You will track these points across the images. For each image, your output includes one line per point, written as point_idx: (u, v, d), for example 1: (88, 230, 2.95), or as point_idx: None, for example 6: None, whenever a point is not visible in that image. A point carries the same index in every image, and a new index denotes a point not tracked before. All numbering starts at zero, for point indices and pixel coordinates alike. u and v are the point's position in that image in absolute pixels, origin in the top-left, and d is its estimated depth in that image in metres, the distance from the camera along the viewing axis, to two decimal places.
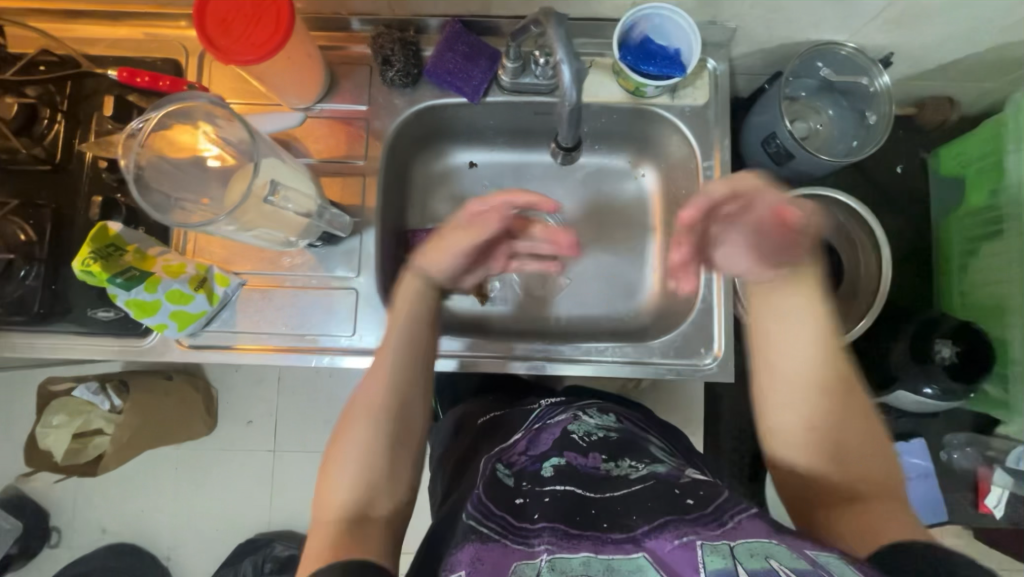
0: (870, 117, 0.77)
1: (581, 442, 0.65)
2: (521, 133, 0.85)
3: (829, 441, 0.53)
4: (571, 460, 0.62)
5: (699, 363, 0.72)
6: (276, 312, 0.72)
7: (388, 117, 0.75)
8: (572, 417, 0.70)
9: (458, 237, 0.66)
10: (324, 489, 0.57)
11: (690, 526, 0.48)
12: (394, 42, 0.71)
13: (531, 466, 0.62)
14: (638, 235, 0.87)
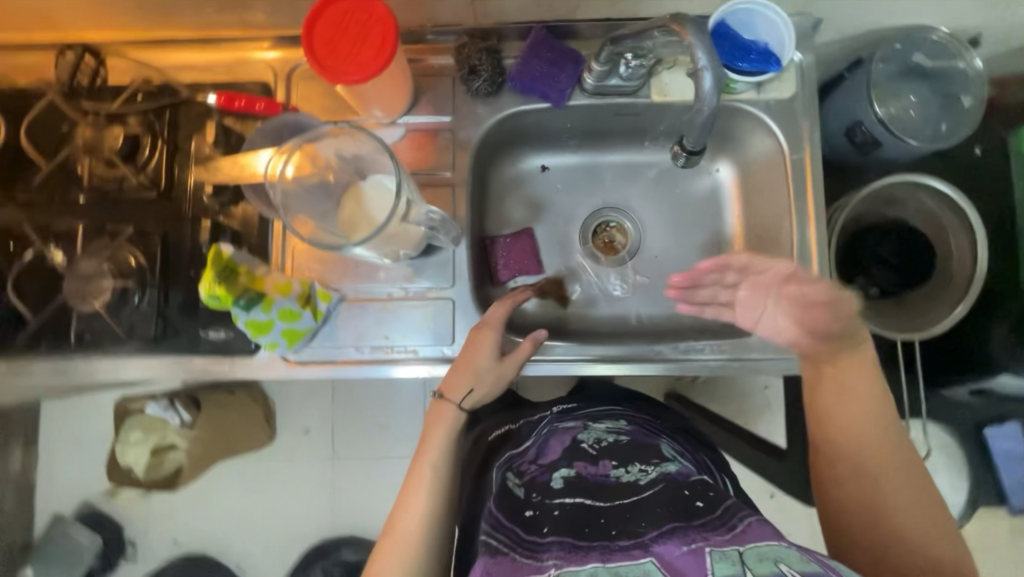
0: (964, 101, 0.77)
1: (591, 450, 0.66)
2: (596, 135, 0.86)
3: (865, 482, 0.58)
4: (581, 470, 0.62)
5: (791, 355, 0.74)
6: (375, 325, 0.74)
7: (473, 126, 0.76)
8: (581, 426, 0.71)
9: (489, 382, 0.69)
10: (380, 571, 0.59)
11: (699, 532, 0.50)
12: (481, 52, 0.72)
13: (541, 476, 0.63)
14: (718, 230, 0.86)
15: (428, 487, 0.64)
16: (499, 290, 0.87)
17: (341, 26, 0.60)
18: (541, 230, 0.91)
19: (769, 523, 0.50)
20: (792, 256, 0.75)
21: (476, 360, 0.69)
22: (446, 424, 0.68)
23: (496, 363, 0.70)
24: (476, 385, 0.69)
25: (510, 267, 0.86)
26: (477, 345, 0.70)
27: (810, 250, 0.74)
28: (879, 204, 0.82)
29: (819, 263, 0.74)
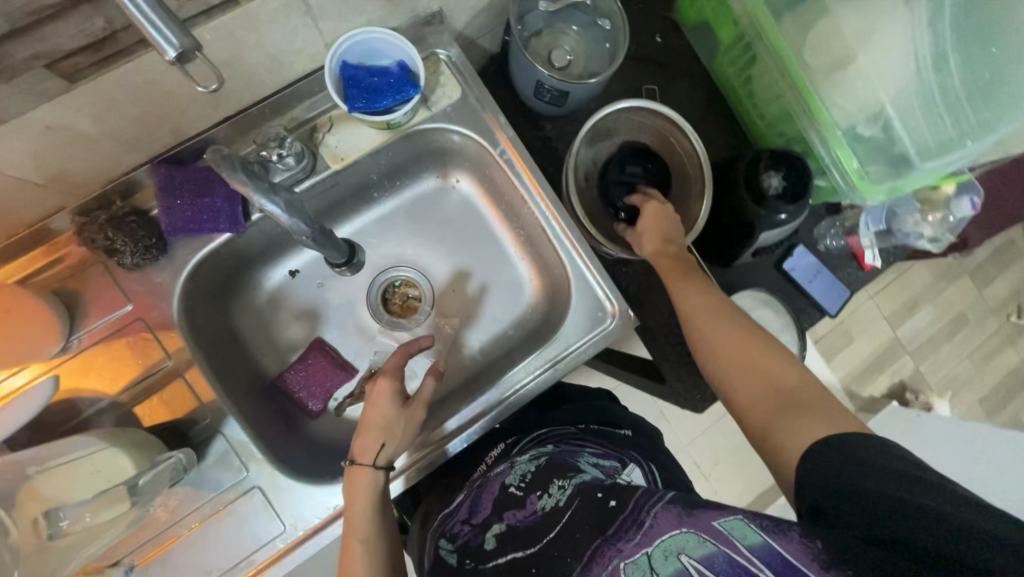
0: (604, 24, 0.78)
1: (519, 491, 0.59)
2: (318, 217, 0.76)
3: (709, 345, 0.62)
4: (510, 521, 0.57)
5: (602, 327, 0.72)
6: (188, 567, 0.61)
7: (164, 298, 0.63)
8: (509, 466, 0.65)
9: (402, 431, 0.64)
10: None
11: (613, 545, 0.46)
12: (104, 229, 0.59)
13: (474, 539, 0.58)
14: (491, 237, 0.84)
15: None
16: (321, 421, 0.77)
17: None
18: (331, 333, 0.81)
19: (671, 505, 0.47)
20: (551, 237, 0.74)
21: (378, 417, 0.63)
22: (359, 524, 0.60)
23: (402, 409, 0.64)
24: (392, 439, 0.63)
25: (316, 393, 0.76)
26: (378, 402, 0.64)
27: (561, 226, 0.73)
28: (603, 138, 0.84)
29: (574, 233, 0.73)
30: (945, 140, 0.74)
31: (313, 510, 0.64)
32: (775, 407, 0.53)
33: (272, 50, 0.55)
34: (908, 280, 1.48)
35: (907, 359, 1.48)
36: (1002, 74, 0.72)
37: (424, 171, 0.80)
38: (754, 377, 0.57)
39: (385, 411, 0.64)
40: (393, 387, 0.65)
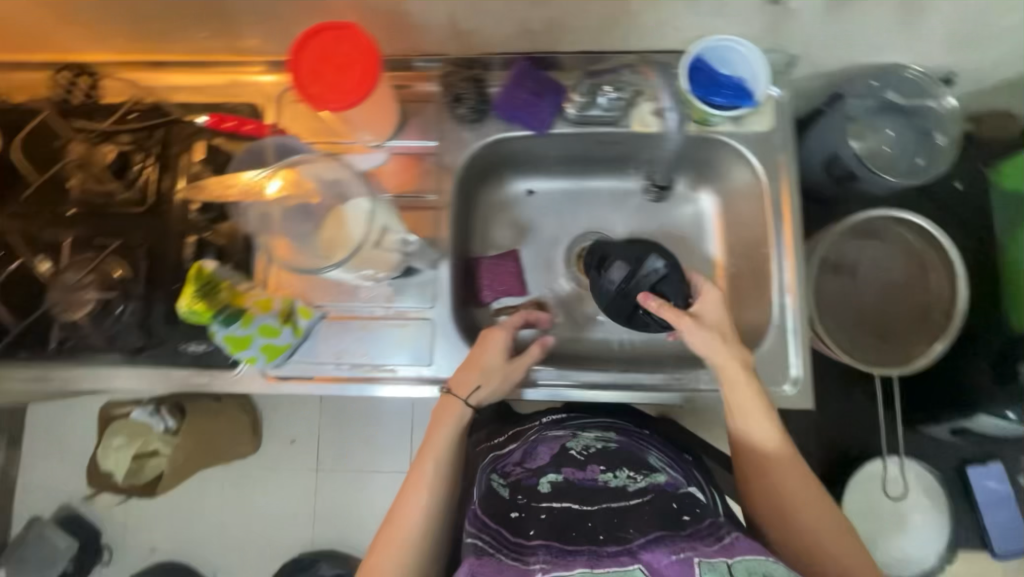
0: (939, 139, 0.78)
1: (579, 456, 0.70)
2: (582, 161, 0.87)
3: (782, 506, 0.61)
4: (568, 476, 0.67)
5: (777, 390, 0.71)
6: (356, 343, 0.74)
7: (458, 151, 0.78)
8: (570, 434, 0.75)
9: (497, 379, 0.71)
10: (386, 545, 0.61)
11: (688, 541, 0.53)
12: (465, 81, 0.74)
13: (530, 478, 0.68)
14: (700, 259, 0.87)
15: (423, 500, 0.64)
16: (481, 312, 0.87)
17: (328, 50, 0.62)
18: (526, 252, 0.91)
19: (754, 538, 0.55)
20: (773, 287, 0.74)
21: (484, 360, 0.71)
22: (446, 425, 0.68)
23: (504, 363, 0.72)
24: (490, 386, 0.71)
25: (494, 288, 0.87)
26: (485, 350, 0.73)
27: (791, 281, 0.73)
28: (860, 236, 0.83)
29: (800, 298, 0.72)
30: None
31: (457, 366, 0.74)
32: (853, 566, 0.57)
33: (664, 18, 0.66)
34: None
35: None
36: None
37: (682, 174, 0.86)
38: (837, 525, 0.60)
39: (496, 365, 0.71)
40: (502, 344, 0.73)
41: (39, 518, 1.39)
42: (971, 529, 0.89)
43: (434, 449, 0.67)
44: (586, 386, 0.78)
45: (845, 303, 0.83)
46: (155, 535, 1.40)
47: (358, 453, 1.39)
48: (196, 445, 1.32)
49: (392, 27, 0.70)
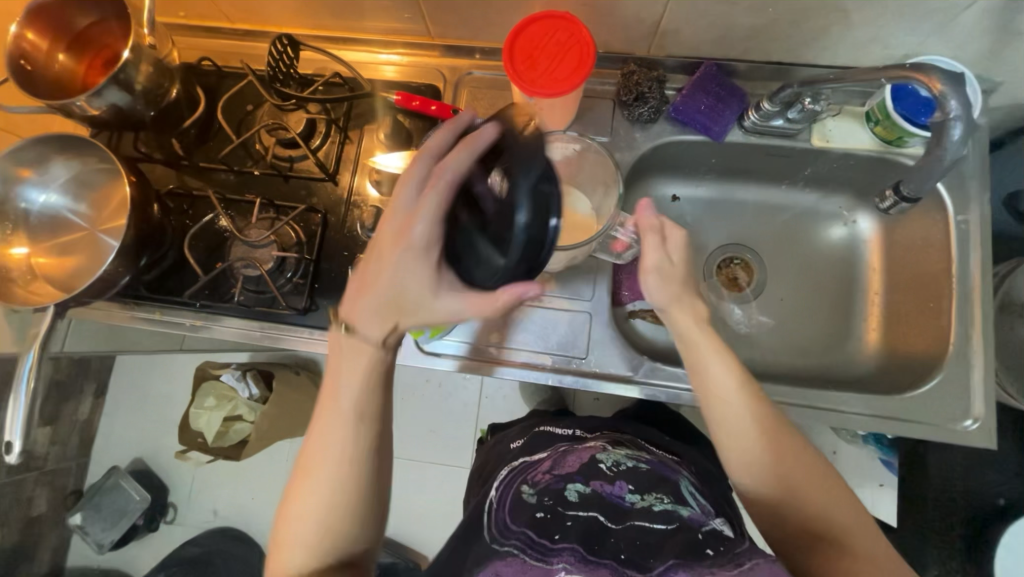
0: None
1: (609, 471, 0.66)
2: (739, 173, 0.85)
3: (788, 481, 0.57)
4: (597, 488, 0.63)
5: (955, 424, 0.69)
6: (509, 326, 0.76)
7: (628, 151, 0.78)
8: (601, 448, 0.71)
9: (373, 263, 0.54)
10: (326, 427, 0.56)
11: (708, 568, 0.50)
12: (651, 81, 0.74)
13: (556, 484, 0.64)
14: (851, 282, 0.84)
15: (328, 452, 0.55)
16: (617, 312, 0.83)
17: (545, 40, 0.63)
18: None
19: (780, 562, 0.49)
20: (956, 318, 0.71)
21: (369, 268, 0.54)
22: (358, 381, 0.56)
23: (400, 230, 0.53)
24: (366, 296, 0.54)
25: (633, 289, 0.82)
26: (414, 232, 0.52)
27: (976, 314, 0.71)
28: None
29: (983, 334, 0.70)
30: None
31: (613, 360, 0.75)
32: (879, 561, 0.53)
33: (875, 35, 0.66)
34: None
35: None
36: None
37: (841, 194, 0.84)
38: (835, 500, 0.56)
39: (387, 234, 0.54)
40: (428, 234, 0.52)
41: (116, 468, 1.41)
42: None
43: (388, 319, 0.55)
44: (666, 387, 0.74)
45: (1017, 346, 0.78)
46: (220, 499, 1.41)
47: (423, 444, 1.35)
48: (278, 417, 1.30)
49: (591, 21, 0.72)
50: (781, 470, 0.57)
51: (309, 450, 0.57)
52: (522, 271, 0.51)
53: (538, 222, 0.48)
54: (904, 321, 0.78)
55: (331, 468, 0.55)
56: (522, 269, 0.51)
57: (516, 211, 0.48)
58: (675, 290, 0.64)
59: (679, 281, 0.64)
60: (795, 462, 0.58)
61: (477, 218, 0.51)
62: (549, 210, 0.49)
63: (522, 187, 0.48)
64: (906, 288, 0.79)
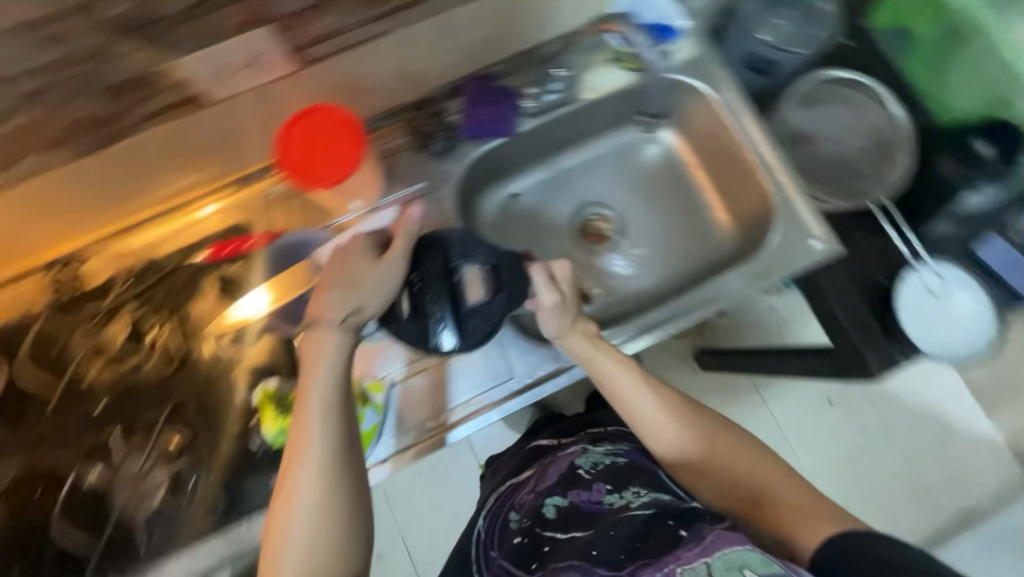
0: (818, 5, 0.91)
1: (587, 475, 0.71)
2: (549, 149, 0.93)
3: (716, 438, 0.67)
4: (574, 499, 0.68)
5: (805, 248, 0.79)
6: (435, 391, 0.75)
7: (449, 184, 0.82)
8: (581, 452, 0.77)
9: (337, 297, 0.60)
10: (280, 505, 0.54)
11: (673, 553, 0.50)
12: (433, 117, 0.79)
13: (535, 502, 0.73)
14: (682, 183, 0.95)
15: (300, 496, 0.53)
16: None
17: (310, 134, 0.64)
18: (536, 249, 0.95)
19: (735, 531, 0.50)
20: (759, 170, 0.83)
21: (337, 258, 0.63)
22: (320, 423, 0.55)
23: (372, 263, 0.63)
24: (338, 290, 0.60)
25: None
26: (388, 257, 0.64)
27: (770, 159, 0.83)
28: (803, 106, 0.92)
29: (784, 169, 0.82)
30: None
31: (539, 365, 0.77)
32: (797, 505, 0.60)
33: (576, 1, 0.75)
34: None
35: None
36: None
37: (634, 123, 0.95)
38: (754, 461, 0.65)
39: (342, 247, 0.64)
40: (398, 267, 0.64)
41: None
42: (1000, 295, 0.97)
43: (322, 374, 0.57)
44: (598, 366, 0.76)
45: (818, 164, 0.93)
46: None
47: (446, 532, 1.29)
48: None
49: (347, 100, 0.74)
50: (702, 443, 0.66)
51: (270, 526, 0.54)
52: (471, 328, 0.66)
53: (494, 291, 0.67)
54: (732, 192, 0.90)
55: (297, 546, 0.53)
56: (469, 331, 0.66)
57: (468, 289, 0.67)
58: (569, 319, 0.68)
59: (571, 309, 0.68)
60: (711, 432, 0.67)
61: (436, 295, 0.66)
62: (504, 287, 0.67)
63: (489, 266, 0.68)
64: (718, 167, 0.90)
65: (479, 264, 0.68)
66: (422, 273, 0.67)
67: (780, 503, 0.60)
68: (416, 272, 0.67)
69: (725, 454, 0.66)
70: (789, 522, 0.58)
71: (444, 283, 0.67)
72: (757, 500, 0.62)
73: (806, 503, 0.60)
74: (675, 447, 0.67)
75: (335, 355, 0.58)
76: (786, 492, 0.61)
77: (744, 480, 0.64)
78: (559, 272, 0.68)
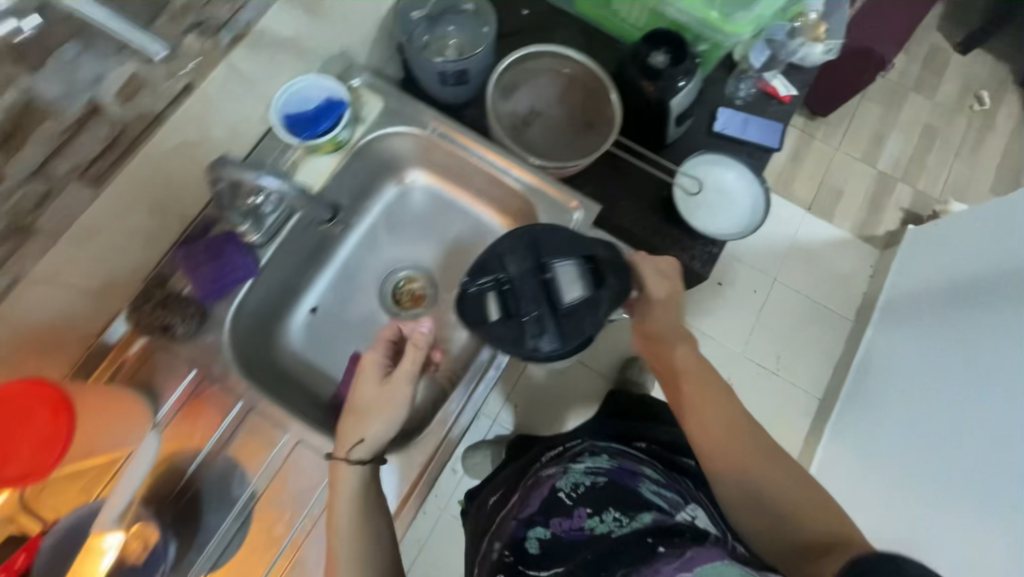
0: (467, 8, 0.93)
1: (568, 499, 0.73)
2: (316, 251, 0.89)
3: (739, 429, 0.74)
4: (556, 529, 0.69)
5: (570, 223, 0.80)
6: None
7: (217, 354, 0.73)
8: (563, 473, 0.79)
9: (377, 420, 0.67)
10: None
11: (657, 566, 0.52)
12: (159, 308, 0.71)
13: (518, 532, 0.74)
14: (456, 210, 0.95)
15: None
16: None
17: None
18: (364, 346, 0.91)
19: (715, 546, 0.53)
20: (497, 174, 0.84)
21: (364, 386, 0.70)
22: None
23: (380, 388, 0.70)
24: (377, 419, 0.67)
25: None
26: (396, 380, 0.69)
27: (499, 161, 0.84)
28: (515, 90, 0.95)
29: (512, 163, 0.83)
30: None
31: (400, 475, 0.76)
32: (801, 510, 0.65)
33: (233, 122, 0.71)
34: (818, 156, 1.96)
35: (899, 184, 1.92)
36: None
37: (383, 182, 0.93)
38: (785, 475, 0.69)
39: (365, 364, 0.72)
40: (404, 390, 0.69)
41: None
42: (757, 152, 1.06)
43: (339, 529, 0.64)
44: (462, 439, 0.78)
45: (557, 132, 0.97)
46: None
47: None
48: None
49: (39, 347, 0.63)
50: (754, 446, 0.72)
51: None
52: (568, 329, 0.72)
53: (581, 295, 0.74)
54: (497, 198, 0.90)
55: None
56: (554, 332, 0.72)
57: (565, 280, 0.74)
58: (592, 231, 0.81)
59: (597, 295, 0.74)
60: (761, 447, 0.72)
61: (536, 302, 0.73)
62: (605, 280, 0.75)
63: (571, 274, 0.75)
64: (474, 184, 0.90)
65: (569, 262, 0.75)
66: (510, 270, 0.75)
67: (806, 524, 0.64)
68: (500, 267, 0.75)
69: (765, 457, 0.71)
70: (807, 539, 0.62)
71: (541, 284, 0.74)
72: (784, 516, 0.66)
73: (843, 525, 0.62)
74: (713, 443, 0.73)
75: (363, 468, 0.66)
76: (806, 512, 0.65)
77: (780, 497, 0.67)
78: (659, 293, 0.79)
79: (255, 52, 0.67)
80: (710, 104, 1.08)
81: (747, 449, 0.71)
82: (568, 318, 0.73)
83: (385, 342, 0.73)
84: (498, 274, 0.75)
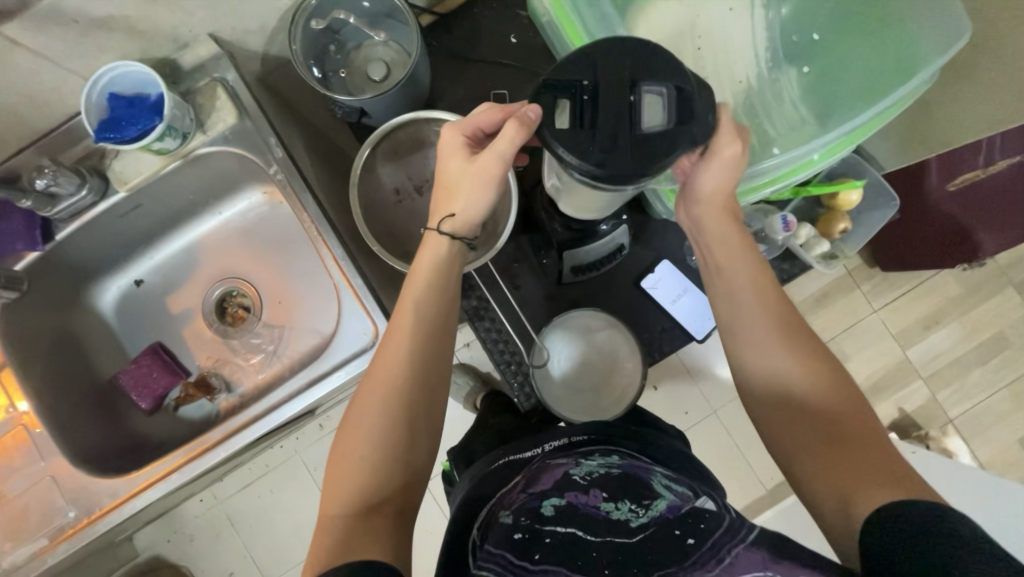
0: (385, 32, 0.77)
1: (582, 479, 0.57)
2: (150, 233, 0.82)
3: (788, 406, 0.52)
4: (572, 500, 0.54)
5: (361, 348, 0.72)
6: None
7: None
8: (573, 459, 0.61)
9: (467, 197, 0.54)
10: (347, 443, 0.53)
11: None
12: None
13: (530, 501, 0.55)
14: (308, 250, 0.85)
15: (369, 428, 0.52)
16: (153, 417, 0.84)
17: None
18: (167, 341, 0.86)
19: (758, 548, 0.43)
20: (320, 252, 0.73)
21: (450, 152, 0.55)
22: (381, 392, 0.53)
23: (470, 164, 0.54)
24: (463, 195, 0.55)
25: (142, 393, 0.82)
26: (486, 152, 0.53)
27: (325, 239, 0.73)
28: (417, 150, 0.78)
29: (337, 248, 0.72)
30: (756, 143, 0.64)
31: (80, 503, 0.71)
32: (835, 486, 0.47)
33: (27, 89, 0.62)
34: (848, 306, 1.52)
35: (921, 383, 1.52)
36: (849, 55, 0.62)
37: (245, 187, 0.83)
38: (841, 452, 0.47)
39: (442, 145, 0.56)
40: (497, 168, 0.53)
41: None
42: (673, 331, 0.87)
43: (419, 313, 0.55)
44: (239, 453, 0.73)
45: None
46: None
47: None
48: None
49: None
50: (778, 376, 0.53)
51: None
52: (637, 159, 0.44)
53: (670, 111, 0.45)
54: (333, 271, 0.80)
55: (364, 455, 0.52)
56: (601, 150, 0.44)
57: (644, 112, 0.45)
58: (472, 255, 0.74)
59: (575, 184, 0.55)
60: (799, 355, 0.54)
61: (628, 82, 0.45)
62: (692, 115, 0.45)
63: (644, 95, 0.45)
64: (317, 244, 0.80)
65: (665, 86, 0.45)
66: (598, 72, 0.45)
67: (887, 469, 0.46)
68: (588, 71, 0.46)
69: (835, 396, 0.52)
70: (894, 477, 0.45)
71: (622, 101, 0.45)
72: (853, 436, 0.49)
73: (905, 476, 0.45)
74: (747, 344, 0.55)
75: (444, 292, 0.57)
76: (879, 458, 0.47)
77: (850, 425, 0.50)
78: (724, 149, 0.52)
79: (45, 27, 0.56)
80: (654, 249, 0.87)
81: (769, 377, 0.54)
82: (634, 130, 0.44)
83: (474, 128, 0.56)
84: (578, 78, 0.46)
